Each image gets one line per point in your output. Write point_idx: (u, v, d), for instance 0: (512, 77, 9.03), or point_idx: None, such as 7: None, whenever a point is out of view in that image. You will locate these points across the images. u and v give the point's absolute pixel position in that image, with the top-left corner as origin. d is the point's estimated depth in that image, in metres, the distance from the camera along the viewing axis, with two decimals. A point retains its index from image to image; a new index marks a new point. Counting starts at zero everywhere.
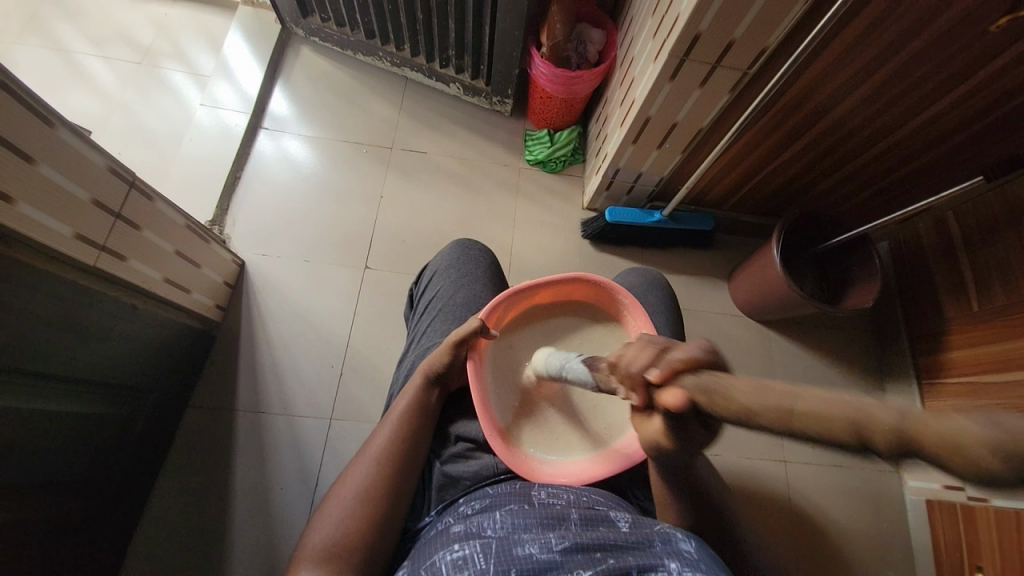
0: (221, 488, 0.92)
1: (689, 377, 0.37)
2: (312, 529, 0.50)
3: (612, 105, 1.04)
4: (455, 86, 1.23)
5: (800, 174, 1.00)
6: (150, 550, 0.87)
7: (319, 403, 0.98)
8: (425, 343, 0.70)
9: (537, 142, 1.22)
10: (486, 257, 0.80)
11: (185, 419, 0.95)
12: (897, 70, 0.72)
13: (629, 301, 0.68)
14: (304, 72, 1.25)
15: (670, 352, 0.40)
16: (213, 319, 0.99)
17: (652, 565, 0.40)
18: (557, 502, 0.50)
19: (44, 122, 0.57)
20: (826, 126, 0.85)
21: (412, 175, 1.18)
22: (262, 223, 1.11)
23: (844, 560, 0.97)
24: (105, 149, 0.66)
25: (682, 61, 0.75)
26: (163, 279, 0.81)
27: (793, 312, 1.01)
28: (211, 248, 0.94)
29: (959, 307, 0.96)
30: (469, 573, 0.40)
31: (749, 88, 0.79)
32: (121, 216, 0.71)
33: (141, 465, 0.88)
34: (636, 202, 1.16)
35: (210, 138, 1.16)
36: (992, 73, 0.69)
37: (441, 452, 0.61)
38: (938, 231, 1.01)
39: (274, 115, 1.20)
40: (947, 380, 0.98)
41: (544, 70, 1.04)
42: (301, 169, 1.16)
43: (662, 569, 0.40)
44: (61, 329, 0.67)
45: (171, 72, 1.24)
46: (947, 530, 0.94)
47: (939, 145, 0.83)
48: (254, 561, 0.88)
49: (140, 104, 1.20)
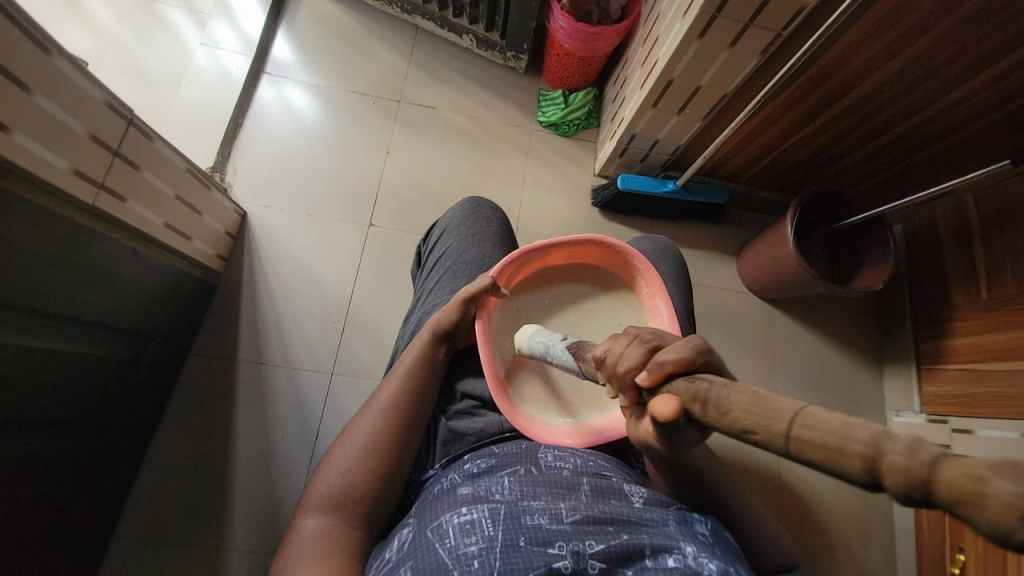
0: (223, 435, 0.93)
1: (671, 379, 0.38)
2: (318, 477, 0.50)
3: (632, 65, 1.00)
4: (468, 37, 1.17)
5: (821, 150, 0.96)
6: (155, 490, 0.90)
7: (321, 358, 0.98)
8: (432, 300, 0.69)
9: (551, 102, 1.17)
10: (496, 217, 0.78)
11: (188, 366, 0.95)
12: (937, 41, 0.68)
13: (643, 267, 0.67)
14: (309, 15, 1.19)
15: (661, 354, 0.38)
16: (215, 269, 0.98)
17: (668, 546, 0.41)
18: (564, 467, 0.50)
19: (39, 48, 0.54)
20: (855, 99, 0.81)
21: (420, 130, 1.14)
22: (265, 173, 1.08)
23: (826, 532, 1.00)
24: (101, 82, 0.63)
25: (713, 17, 0.70)
26: (162, 223, 0.79)
27: (800, 291, 1.00)
28: (212, 194, 0.92)
29: (967, 294, 0.95)
30: (477, 539, 0.41)
31: (781, 51, 0.75)
32: (119, 154, 0.68)
33: (144, 409, 0.89)
34: (650, 171, 1.13)
35: (211, 81, 1.11)
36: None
37: (446, 408, 0.61)
38: (956, 215, 0.98)
39: (277, 60, 1.15)
40: (947, 366, 0.98)
41: (564, 24, 0.99)
42: (303, 119, 1.12)
43: (678, 551, 0.40)
44: (63, 269, 0.65)
45: (168, 8, 1.17)
46: (931, 510, 0.96)
47: (970, 124, 0.80)
48: (255, 506, 0.90)
49: (136, 41, 1.14)
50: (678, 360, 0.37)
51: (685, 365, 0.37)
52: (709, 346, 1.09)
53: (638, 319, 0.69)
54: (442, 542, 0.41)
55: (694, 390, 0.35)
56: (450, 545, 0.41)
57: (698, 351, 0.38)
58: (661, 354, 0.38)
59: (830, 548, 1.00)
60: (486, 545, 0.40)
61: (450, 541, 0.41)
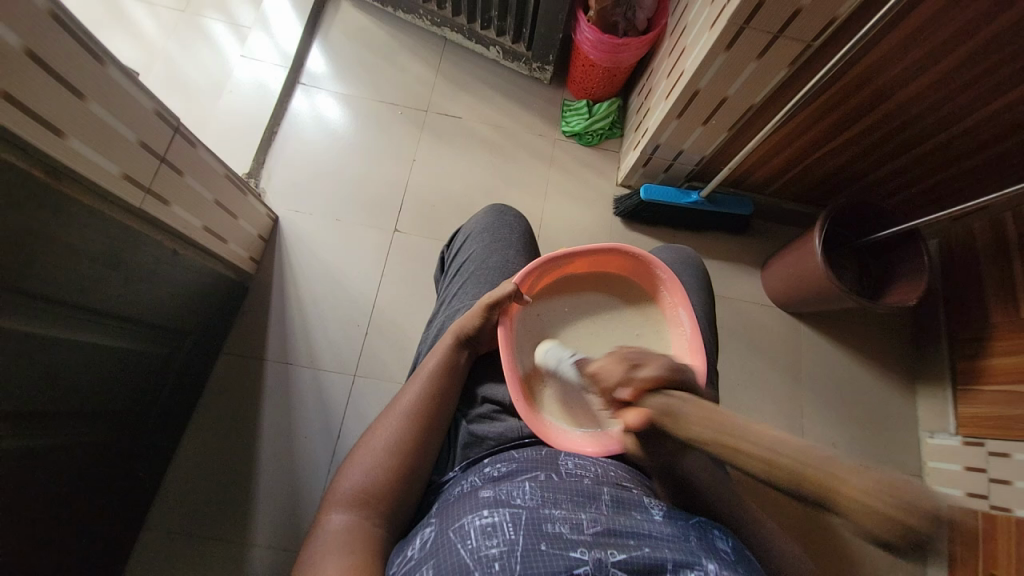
0: (249, 432, 0.96)
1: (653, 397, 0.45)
2: (343, 474, 0.51)
3: (657, 76, 1.00)
4: (495, 49, 1.20)
5: (851, 162, 0.95)
6: (183, 482, 0.93)
7: (344, 359, 1.00)
8: (455, 305, 0.70)
9: (575, 112, 1.18)
10: (520, 225, 0.79)
11: (219, 363, 0.99)
12: (973, 53, 0.66)
13: (666, 278, 0.67)
14: (342, 28, 1.23)
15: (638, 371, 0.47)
16: (247, 271, 1.02)
17: (690, 562, 0.40)
18: (585, 476, 0.50)
19: (95, 59, 0.58)
20: (886, 111, 0.80)
21: (445, 139, 1.17)
22: (297, 179, 1.11)
23: (852, 555, 0.97)
24: (153, 93, 0.67)
25: (741, 29, 0.71)
26: (201, 226, 0.83)
27: (829, 305, 0.98)
28: (248, 199, 0.96)
29: (1006, 312, 0.91)
30: (498, 542, 0.41)
31: (810, 62, 0.74)
32: (166, 160, 0.72)
33: (177, 404, 0.93)
34: (673, 181, 1.12)
35: (249, 91, 1.16)
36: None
37: (467, 412, 0.62)
38: (994, 230, 0.95)
39: (311, 71, 1.20)
40: (984, 387, 0.94)
41: (590, 36, 1.00)
42: (334, 128, 1.16)
43: (700, 568, 0.39)
44: (110, 267, 0.69)
45: (212, 22, 1.23)
46: (964, 536, 0.92)
47: (1009, 138, 0.77)
48: (277, 502, 0.92)
49: (181, 53, 1.20)
50: (656, 377, 0.46)
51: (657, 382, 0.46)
52: (732, 359, 1.07)
53: (659, 329, 0.69)
54: (463, 543, 0.42)
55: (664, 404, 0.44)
56: (471, 546, 0.41)
57: (671, 370, 0.46)
58: (639, 370, 0.47)
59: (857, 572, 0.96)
60: (507, 548, 0.40)
61: (471, 543, 0.41)
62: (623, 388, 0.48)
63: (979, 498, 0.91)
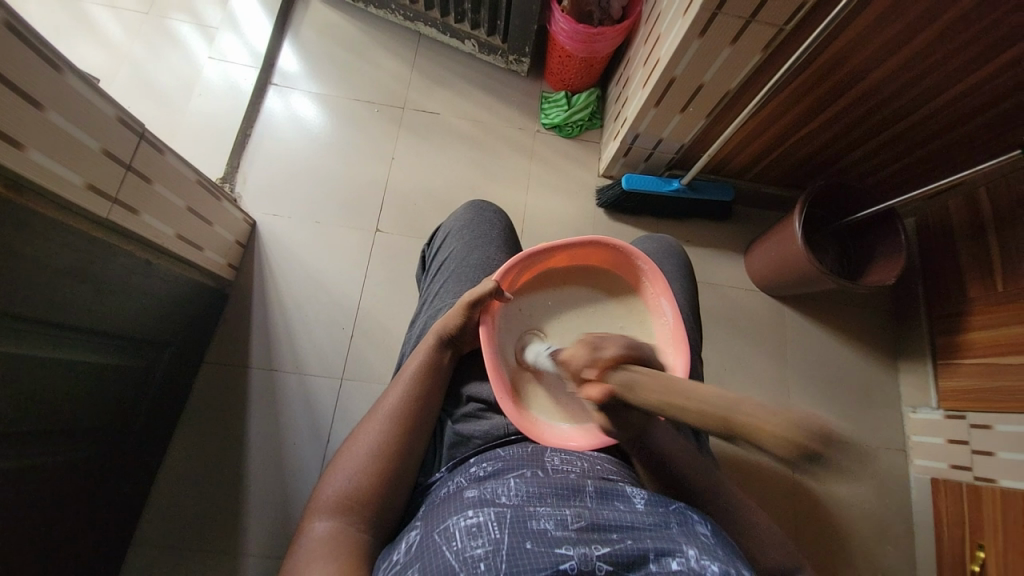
0: (237, 441, 0.95)
1: (617, 375, 0.42)
2: (326, 482, 0.51)
3: (634, 65, 1.00)
4: (470, 42, 1.18)
5: (827, 145, 0.96)
6: (171, 497, 0.91)
7: (331, 363, 0.99)
8: (437, 304, 0.69)
9: (553, 104, 1.17)
10: (500, 220, 0.79)
11: (201, 373, 0.97)
12: (942, 32, 0.67)
13: (647, 268, 0.68)
14: (313, 26, 1.21)
15: (600, 351, 0.44)
16: (226, 277, 1.00)
17: (671, 549, 0.40)
18: (570, 470, 0.50)
19: (51, 67, 0.56)
20: (860, 93, 0.80)
21: (424, 136, 1.15)
22: (273, 181, 1.09)
23: (842, 532, 0.99)
24: (114, 98, 0.64)
25: (714, 15, 0.70)
26: (174, 234, 0.81)
27: (810, 287, 0.99)
28: (222, 205, 0.94)
29: (982, 287, 0.93)
30: (484, 541, 0.41)
31: (783, 46, 0.75)
32: (132, 168, 0.70)
33: (160, 417, 0.91)
34: (654, 170, 1.12)
35: (219, 94, 1.13)
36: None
37: (453, 412, 0.61)
38: (968, 207, 0.97)
39: (283, 71, 1.17)
40: (963, 361, 0.96)
41: (565, 26, 0.99)
42: (309, 128, 1.13)
43: (681, 555, 0.40)
44: (80, 281, 0.67)
45: (178, 23, 1.19)
46: (949, 506, 0.94)
47: (980, 114, 0.78)
48: (269, 510, 0.91)
49: (147, 57, 1.17)
50: (616, 356, 0.43)
51: (622, 361, 0.42)
52: (718, 345, 1.08)
53: (642, 319, 0.69)
54: (448, 544, 0.41)
55: (626, 382, 0.41)
56: (456, 548, 0.41)
57: (631, 347, 0.43)
58: (602, 351, 0.43)
59: (846, 548, 0.98)
60: (492, 547, 0.40)
61: (456, 544, 0.41)
62: (587, 367, 0.45)
63: (963, 470, 0.93)
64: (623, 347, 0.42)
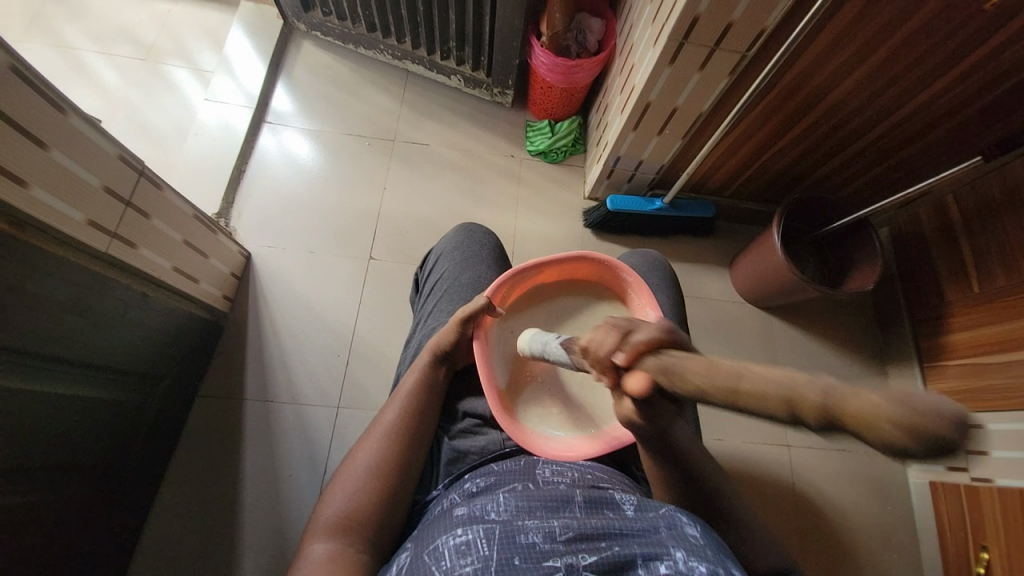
0: (230, 476, 0.93)
1: (650, 359, 0.38)
2: (324, 503, 0.50)
3: (612, 93, 1.05)
4: (456, 78, 1.24)
5: (798, 160, 1.01)
6: (162, 538, 0.88)
7: (326, 392, 0.99)
8: (431, 323, 0.71)
9: (538, 132, 1.23)
10: (490, 240, 0.81)
11: (195, 407, 0.96)
12: (895, 50, 0.72)
13: (632, 280, 0.70)
14: (306, 67, 1.26)
15: (632, 335, 0.40)
16: (221, 310, 1.00)
17: (658, 553, 0.41)
18: (560, 482, 0.51)
19: (56, 108, 0.58)
20: (826, 109, 0.85)
21: (414, 166, 1.19)
22: (267, 214, 1.12)
23: (847, 541, 0.98)
24: (115, 138, 0.67)
25: (682, 44, 0.76)
26: (171, 267, 0.82)
27: (793, 296, 1.02)
28: (218, 238, 0.96)
29: (959, 289, 0.97)
30: (472, 559, 0.41)
31: (749, 69, 0.80)
32: (131, 204, 0.72)
33: (153, 453, 0.89)
34: (637, 190, 1.17)
35: (214, 133, 1.17)
36: (999, 43, 0.68)
37: (450, 427, 0.62)
38: (938, 214, 1.01)
39: (276, 110, 1.22)
40: (949, 363, 0.99)
41: (544, 59, 1.05)
42: (302, 163, 1.17)
43: (668, 558, 0.40)
44: (75, 314, 0.68)
45: (174, 69, 1.25)
46: (950, 509, 0.94)
47: (940, 126, 0.83)
48: (264, 547, 0.89)
49: (143, 101, 1.21)
50: (648, 340, 0.39)
51: (655, 344, 0.39)
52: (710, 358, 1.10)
53: None
54: (438, 565, 0.41)
55: (663, 365, 0.37)
56: (446, 567, 0.41)
57: (667, 331, 0.40)
58: (634, 335, 0.40)
59: (852, 558, 0.97)
60: (481, 565, 0.40)
61: (447, 564, 0.41)
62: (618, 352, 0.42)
63: (960, 472, 0.94)
64: (659, 330, 0.39)
